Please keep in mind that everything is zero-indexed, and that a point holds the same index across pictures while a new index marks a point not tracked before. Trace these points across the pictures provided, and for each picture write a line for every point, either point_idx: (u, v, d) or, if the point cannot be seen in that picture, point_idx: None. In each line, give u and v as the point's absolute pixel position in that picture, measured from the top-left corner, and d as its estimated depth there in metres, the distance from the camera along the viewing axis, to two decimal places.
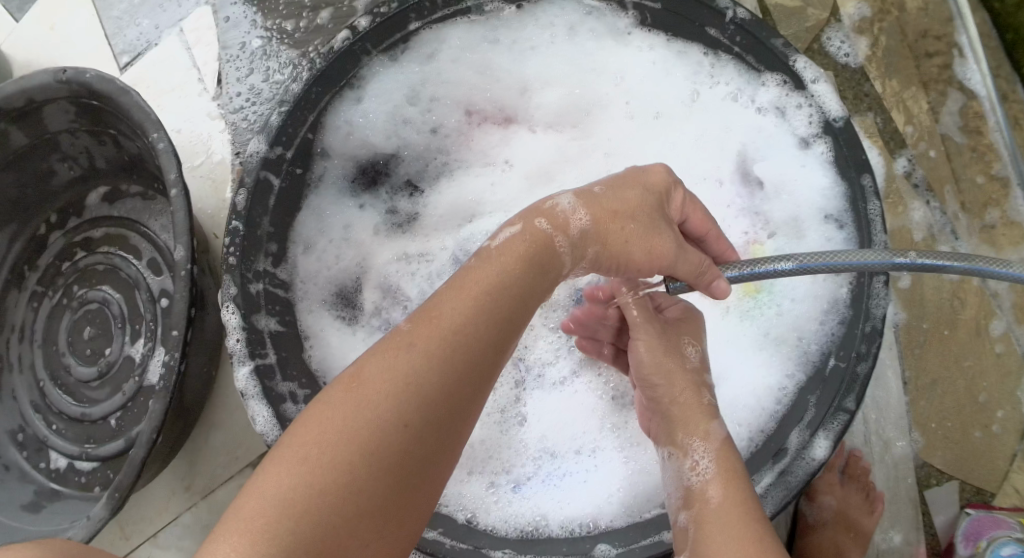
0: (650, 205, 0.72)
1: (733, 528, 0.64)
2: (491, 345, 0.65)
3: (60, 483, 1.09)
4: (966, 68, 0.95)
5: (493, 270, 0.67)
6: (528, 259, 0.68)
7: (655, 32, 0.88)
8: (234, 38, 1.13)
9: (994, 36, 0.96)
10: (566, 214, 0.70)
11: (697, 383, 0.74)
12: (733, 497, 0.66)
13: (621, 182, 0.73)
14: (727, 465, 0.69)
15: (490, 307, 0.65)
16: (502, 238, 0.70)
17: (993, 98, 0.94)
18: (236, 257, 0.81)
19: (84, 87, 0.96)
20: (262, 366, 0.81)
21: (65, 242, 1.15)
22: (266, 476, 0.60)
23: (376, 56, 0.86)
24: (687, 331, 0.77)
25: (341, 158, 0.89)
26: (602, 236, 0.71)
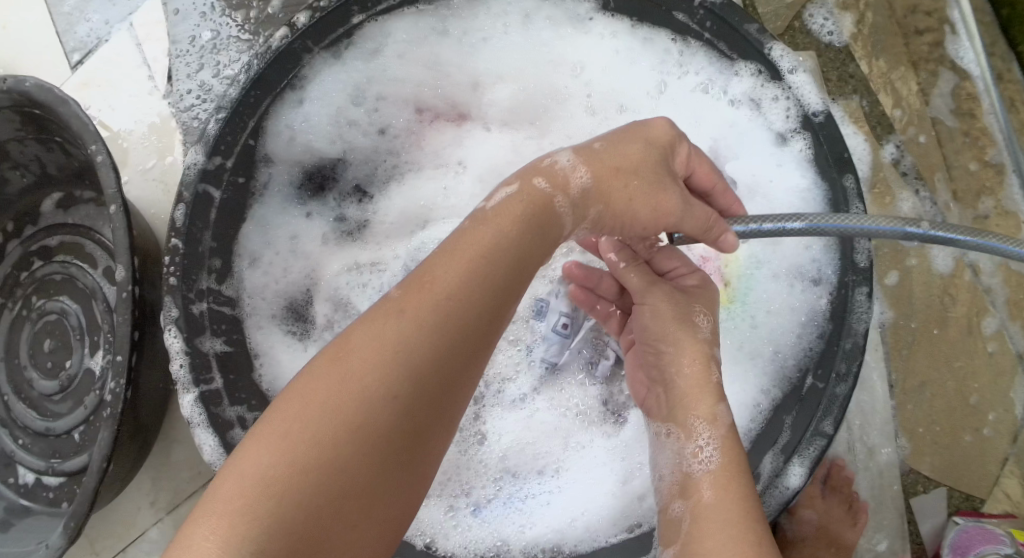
0: (655, 158, 0.65)
1: (731, 521, 0.60)
2: (488, 313, 0.60)
3: (30, 498, 1.07)
4: (959, 46, 0.89)
5: (489, 232, 0.61)
6: (527, 221, 0.62)
7: (618, 17, 0.82)
8: (183, 32, 1.08)
9: (988, 11, 0.90)
10: (564, 171, 0.64)
11: (708, 355, 0.69)
12: (732, 494, 0.62)
13: (627, 133, 0.66)
14: (729, 456, 0.65)
15: (486, 272, 0.59)
16: (499, 198, 0.63)
17: (987, 77, 0.88)
18: (177, 277, 0.76)
19: (25, 96, 0.92)
20: (207, 393, 0.76)
21: (22, 251, 1.12)
22: (245, 454, 0.55)
23: (319, 54, 0.80)
24: (702, 300, 0.71)
25: (286, 163, 0.84)
26: (604, 195, 0.64)
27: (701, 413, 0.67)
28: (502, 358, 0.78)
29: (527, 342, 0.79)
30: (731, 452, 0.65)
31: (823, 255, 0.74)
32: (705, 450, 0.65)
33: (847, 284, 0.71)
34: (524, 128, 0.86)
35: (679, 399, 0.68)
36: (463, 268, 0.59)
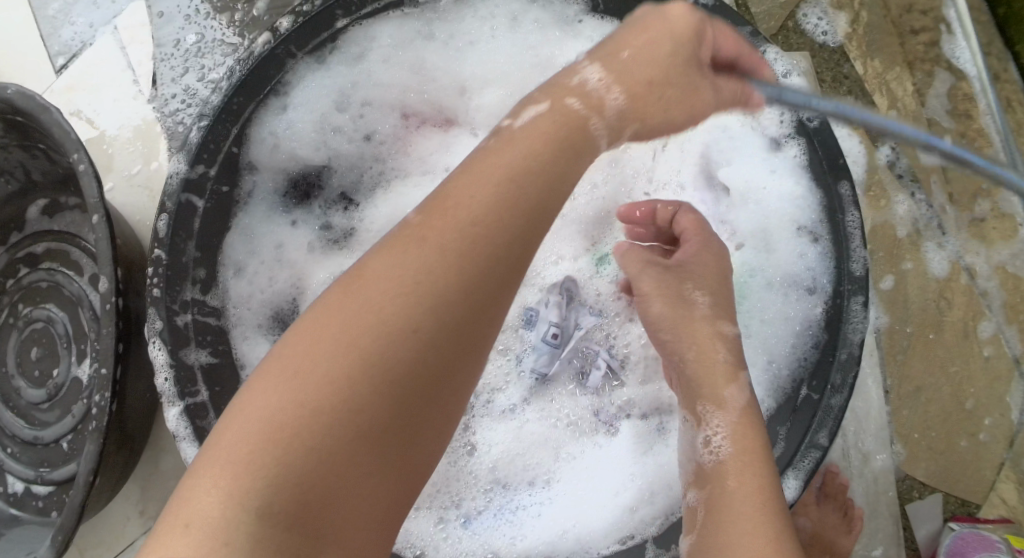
0: (691, 69, 0.62)
1: (750, 511, 0.61)
2: (511, 244, 0.58)
3: (18, 508, 1.06)
4: (954, 45, 0.87)
5: (512, 159, 0.59)
6: (554, 145, 0.60)
7: (608, 19, 0.81)
8: (169, 35, 1.07)
9: (984, 11, 0.88)
10: (595, 93, 0.61)
11: (710, 334, 0.69)
12: (747, 486, 0.62)
13: (662, 30, 0.62)
14: (743, 442, 0.65)
15: (509, 202, 0.58)
16: (527, 119, 0.61)
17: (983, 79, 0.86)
18: (160, 289, 0.75)
19: (6, 103, 0.90)
20: (192, 406, 0.75)
21: (7, 258, 1.10)
22: (255, 392, 0.55)
23: (302, 59, 0.79)
24: (702, 275, 0.70)
25: (269, 171, 0.83)
26: (640, 113, 0.62)
27: (714, 400, 0.67)
28: (491, 367, 0.77)
29: (516, 351, 0.77)
30: (744, 437, 0.65)
31: (818, 263, 0.73)
32: (719, 441, 0.66)
33: (842, 294, 0.71)
34: None
35: (693, 384, 0.69)
36: (485, 198, 0.58)
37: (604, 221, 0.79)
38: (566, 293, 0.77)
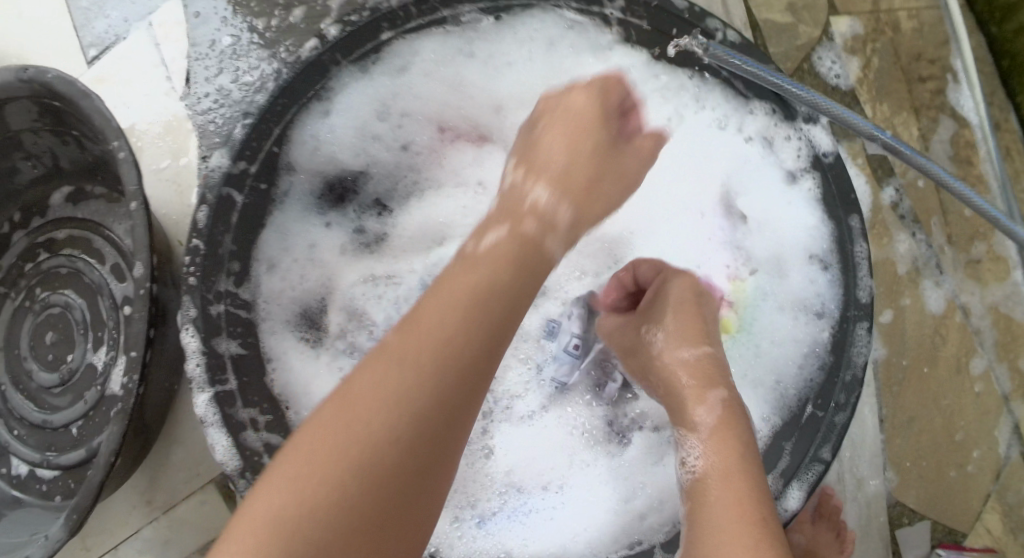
0: (627, 181, 0.76)
1: (731, 519, 0.63)
2: (483, 347, 0.63)
3: (21, 490, 1.07)
4: (960, 95, 0.94)
5: (477, 275, 0.65)
6: (514, 261, 0.67)
7: (638, 50, 0.83)
8: (203, 35, 1.10)
9: (989, 62, 0.93)
10: (548, 207, 0.71)
11: (670, 366, 0.72)
12: (732, 497, 0.65)
13: (600, 133, 0.74)
14: (725, 455, 0.67)
15: (476, 314, 0.63)
16: (490, 240, 0.69)
17: (986, 127, 0.89)
18: (196, 278, 0.78)
19: (45, 87, 0.93)
20: (222, 394, 0.77)
21: (28, 242, 1.12)
22: (258, 500, 0.58)
23: (346, 66, 0.82)
24: (660, 316, 0.74)
25: (306, 173, 0.86)
26: (585, 219, 0.73)
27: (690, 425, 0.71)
28: (515, 374, 0.80)
29: (538, 359, 0.81)
30: (725, 452, 0.67)
31: (827, 290, 0.78)
32: (697, 458, 0.69)
33: (849, 320, 0.76)
34: None
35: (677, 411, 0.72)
36: (455, 311, 0.63)
37: (621, 242, 0.85)
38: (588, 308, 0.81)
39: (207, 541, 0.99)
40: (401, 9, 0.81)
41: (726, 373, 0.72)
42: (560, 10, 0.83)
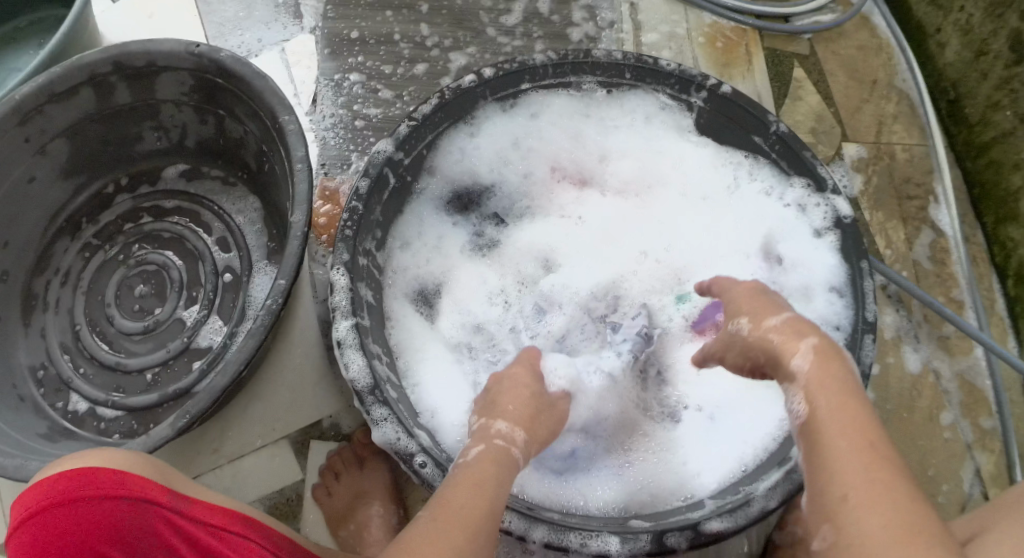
0: (553, 429, 0.87)
1: (858, 456, 0.67)
2: (488, 511, 0.72)
3: (74, 424, 1.12)
4: (939, 212, 1.25)
5: (476, 472, 0.76)
6: (501, 463, 0.78)
7: (707, 138, 1.10)
8: (332, 69, 1.30)
9: (964, 191, 1.30)
10: (509, 433, 0.81)
11: (761, 334, 0.78)
12: (865, 449, 0.67)
13: (533, 390, 0.88)
14: (847, 406, 0.70)
15: (483, 493, 0.73)
16: (473, 454, 0.79)
17: (959, 237, 1.22)
18: (351, 231, 0.93)
19: (214, 64, 1.09)
20: (360, 324, 0.91)
21: (132, 205, 1.24)
22: None
23: (490, 102, 1.05)
24: (745, 309, 0.82)
25: (442, 179, 1.06)
26: (533, 442, 0.83)
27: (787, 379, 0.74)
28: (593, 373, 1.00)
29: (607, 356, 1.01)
30: (845, 401, 0.70)
31: (843, 312, 0.97)
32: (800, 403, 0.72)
33: (856, 328, 0.93)
34: (631, 198, 1.11)
35: (776, 365, 0.76)
36: (467, 491, 0.73)
37: (686, 272, 1.07)
38: (644, 315, 1.04)
39: (267, 491, 1.06)
40: (542, 68, 1.04)
41: (814, 328, 0.77)
42: (657, 92, 1.08)
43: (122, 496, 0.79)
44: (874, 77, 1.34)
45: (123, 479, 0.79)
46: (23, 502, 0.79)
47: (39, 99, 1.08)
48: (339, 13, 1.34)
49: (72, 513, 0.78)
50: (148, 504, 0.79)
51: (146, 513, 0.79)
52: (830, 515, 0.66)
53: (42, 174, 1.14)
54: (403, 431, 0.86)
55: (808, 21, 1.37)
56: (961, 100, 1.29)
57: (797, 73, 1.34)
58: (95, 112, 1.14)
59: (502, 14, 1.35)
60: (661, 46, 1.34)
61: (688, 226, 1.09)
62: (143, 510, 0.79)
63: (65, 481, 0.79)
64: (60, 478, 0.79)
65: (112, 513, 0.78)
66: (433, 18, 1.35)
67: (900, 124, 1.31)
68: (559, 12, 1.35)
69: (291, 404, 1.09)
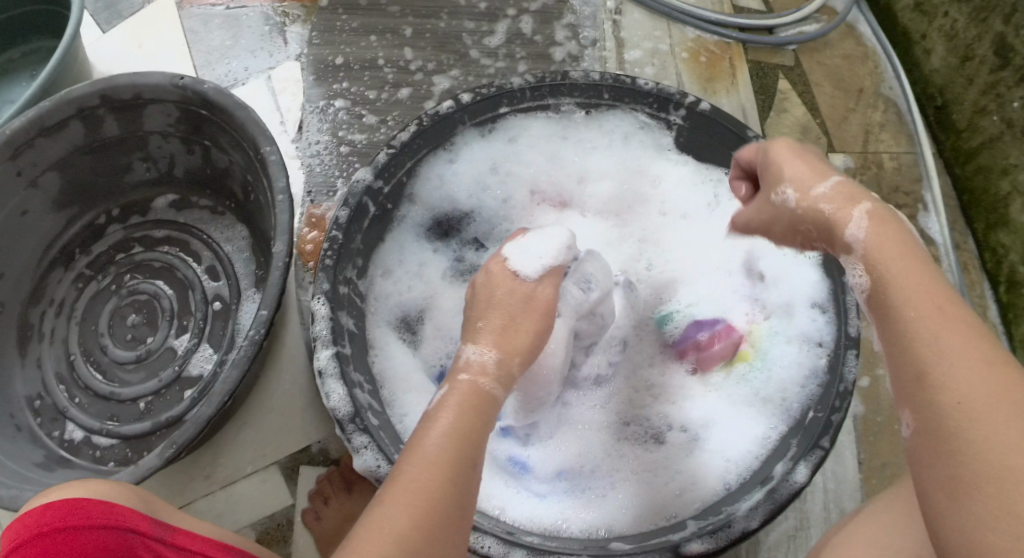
0: (541, 327, 0.83)
1: (933, 321, 0.66)
2: (448, 467, 0.70)
3: (71, 452, 1.13)
4: (928, 219, 1.25)
5: (440, 425, 0.73)
6: (465, 407, 0.75)
7: (688, 156, 1.10)
8: (317, 95, 1.31)
9: (954, 198, 1.29)
10: (477, 360, 0.78)
11: (812, 203, 0.78)
12: (933, 311, 0.66)
13: (507, 296, 0.84)
14: (910, 263, 0.70)
15: (444, 450, 0.71)
16: (436, 402, 0.76)
17: (948, 245, 1.22)
18: (332, 260, 0.95)
19: (198, 95, 1.10)
20: (341, 353, 0.92)
21: (123, 235, 1.26)
22: None
23: (469, 127, 1.06)
24: (788, 177, 0.81)
25: (422, 205, 1.07)
26: (510, 350, 0.80)
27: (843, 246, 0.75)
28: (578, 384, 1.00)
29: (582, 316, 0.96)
30: (909, 257, 0.71)
31: (825, 327, 0.96)
32: (861, 272, 0.72)
33: (837, 345, 0.94)
34: (612, 218, 1.12)
35: (830, 231, 0.77)
36: (423, 451, 0.71)
37: (669, 289, 1.08)
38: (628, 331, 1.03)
39: (261, 516, 1.06)
40: (519, 91, 1.06)
41: (865, 194, 0.77)
42: (635, 112, 1.09)
43: (109, 524, 0.79)
44: (860, 86, 1.34)
45: (112, 508, 0.80)
46: (9, 535, 0.79)
47: (29, 133, 1.09)
48: (324, 40, 1.35)
49: (57, 542, 0.77)
50: (136, 535, 0.79)
51: (135, 544, 0.79)
52: (910, 389, 0.65)
53: (35, 206, 1.16)
54: (384, 459, 0.87)
55: (793, 31, 1.37)
56: (949, 106, 1.28)
57: (782, 85, 1.34)
58: (84, 144, 1.16)
59: (485, 36, 1.36)
60: (643, 63, 1.35)
61: (670, 244, 1.10)
62: (130, 540, 0.79)
63: (53, 513, 0.79)
64: (47, 508, 0.79)
65: (97, 542, 0.78)
66: (417, 41, 1.36)
67: (887, 133, 1.31)
68: (542, 33, 1.36)
69: (280, 430, 1.11)
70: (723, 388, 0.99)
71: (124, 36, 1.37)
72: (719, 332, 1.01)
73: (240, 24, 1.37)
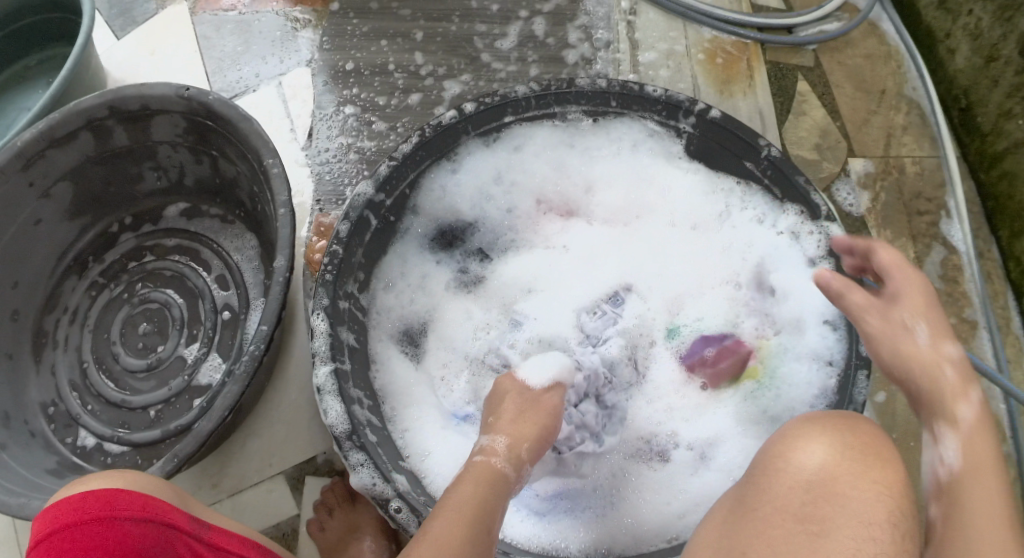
0: (549, 423, 0.85)
1: (992, 530, 0.69)
2: (472, 529, 0.72)
3: (83, 459, 1.15)
4: (951, 227, 1.22)
5: (462, 493, 0.76)
6: (483, 479, 0.78)
7: (699, 164, 1.06)
8: (328, 101, 1.30)
9: (978, 204, 1.26)
10: (488, 444, 0.82)
11: (937, 353, 0.79)
12: (988, 514, 0.70)
13: (515, 396, 0.87)
14: (977, 457, 0.74)
15: (467, 514, 0.73)
16: (455, 477, 0.79)
17: (970, 254, 1.19)
18: (332, 275, 0.94)
19: (203, 106, 1.10)
20: (339, 369, 0.91)
21: (135, 243, 1.27)
22: None
23: (473, 137, 1.04)
24: (908, 307, 0.82)
25: (426, 217, 1.05)
26: (520, 436, 0.83)
27: (949, 416, 0.77)
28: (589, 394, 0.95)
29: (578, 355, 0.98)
30: (987, 457, 0.74)
31: (836, 344, 0.94)
32: (951, 454, 0.75)
33: (850, 365, 0.91)
34: (620, 227, 1.08)
35: (928, 389, 0.79)
36: (447, 513, 0.73)
37: (678, 303, 1.03)
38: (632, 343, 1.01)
39: (266, 526, 1.07)
40: (524, 100, 1.04)
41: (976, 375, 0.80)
42: (644, 120, 1.05)
43: (147, 518, 0.79)
44: (882, 87, 1.30)
45: (152, 502, 0.80)
46: (46, 519, 0.79)
47: (40, 145, 1.11)
48: (335, 45, 1.34)
49: (97, 532, 0.77)
50: (173, 530, 0.80)
51: (172, 538, 0.80)
52: None
53: (47, 216, 1.18)
54: (380, 476, 0.87)
55: (813, 30, 1.33)
56: (973, 108, 1.25)
57: (801, 87, 1.30)
58: (95, 155, 1.17)
59: (497, 38, 1.33)
60: (658, 65, 1.31)
61: (681, 255, 1.05)
62: (166, 534, 0.79)
63: (94, 500, 0.78)
64: (90, 496, 0.79)
65: (137, 535, 0.78)
66: (428, 45, 1.33)
67: (910, 136, 1.27)
68: (554, 35, 1.33)
69: (286, 440, 1.10)
70: (730, 406, 0.97)
71: (138, 44, 1.37)
72: (727, 348, 0.99)
73: (250, 29, 1.36)
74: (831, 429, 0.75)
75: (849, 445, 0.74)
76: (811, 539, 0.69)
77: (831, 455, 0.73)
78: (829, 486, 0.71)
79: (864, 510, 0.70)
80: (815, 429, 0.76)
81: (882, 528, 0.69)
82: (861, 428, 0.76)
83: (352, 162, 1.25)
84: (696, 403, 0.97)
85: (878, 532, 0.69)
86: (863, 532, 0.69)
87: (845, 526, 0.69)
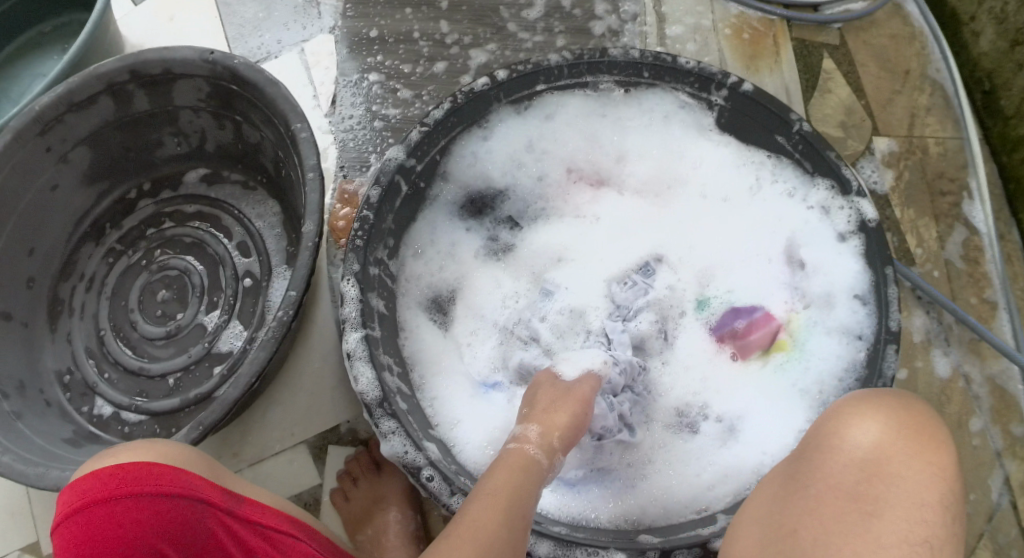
0: (581, 412, 0.84)
1: None
2: (504, 515, 0.72)
3: (100, 428, 1.14)
4: (973, 208, 1.21)
5: (496, 479, 0.75)
6: (515, 468, 0.77)
7: (729, 136, 1.06)
8: (351, 69, 1.29)
9: (1000, 186, 1.26)
10: (521, 432, 0.81)
11: None
12: None
13: (548, 387, 0.87)
14: None
15: (500, 501, 0.73)
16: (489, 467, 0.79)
17: (992, 235, 1.19)
18: (362, 241, 0.93)
19: (228, 70, 1.09)
20: (370, 335, 0.90)
21: (153, 210, 1.25)
22: None
23: (504, 105, 1.03)
24: None
25: (456, 184, 1.04)
26: (551, 426, 0.82)
27: None
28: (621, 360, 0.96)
29: (609, 328, 0.99)
30: None
31: (866, 319, 0.94)
32: None
33: (880, 339, 0.91)
34: (649, 198, 1.08)
35: None
36: (482, 501, 0.73)
37: (709, 276, 1.03)
38: (661, 315, 1.01)
39: (287, 494, 1.07)
40: (556, 69, 1.02)
41: None
42: (675, 92, 1.04)
43: (180, 493, 0.78)
44: (906, 67, 1.29)
45: (184, 476, 0.79)
46: (78, 489, 0.78)
47: (59, 108, 1.09)
48: (357, 12, 1.32)
49: (128, 508, 0.77)
50: (206, 505, 0.79)
51: (204, 514, 0.79)
52: None
53: (65, 182, 1.16)
54: (411, 444, 0.86)
55: (839, 9, 1.32)
56: (997, 90, 1.25)
57: (826, 65, 1.29)
58: (114, 120, 1.16)
59: (523, 9, 1.32)
60: (684, 39, 1.30)
61: (711, 228, 1.05)
62: (198, 509, 0.79)
63: (123, 475, 0.78)
64: (123, 469, 0.78)
65: (169, 509, 0.78)
66: (452, 14, 1.32)
67: (934, 116, 1.27)
68: (580, 7, 1.32)
69: (309, 408, 1.10)
70: (759, 378, 0.97)
71: (157, 9, 1.35)
72: (757, 321, 0.99)
73: None
74: (885, 409, 0.75)
75: (901, 424, 0.73)
76: (865, 519, 0.68)
77: (886, 434, 0.72)
78: (883, 466, 0.70)
79: (916, 489, 0.69)
80: (867, 409, 0.75)
81: (934, 509, 0.69)
82: (911, 407, 0.75)
83: (374, 132, 1.24)
84: (725, 374, 0.98)
85: (929, 514, 0.69)
86: (916, 513, 0.68)
87: (898, 507, 0.69)
